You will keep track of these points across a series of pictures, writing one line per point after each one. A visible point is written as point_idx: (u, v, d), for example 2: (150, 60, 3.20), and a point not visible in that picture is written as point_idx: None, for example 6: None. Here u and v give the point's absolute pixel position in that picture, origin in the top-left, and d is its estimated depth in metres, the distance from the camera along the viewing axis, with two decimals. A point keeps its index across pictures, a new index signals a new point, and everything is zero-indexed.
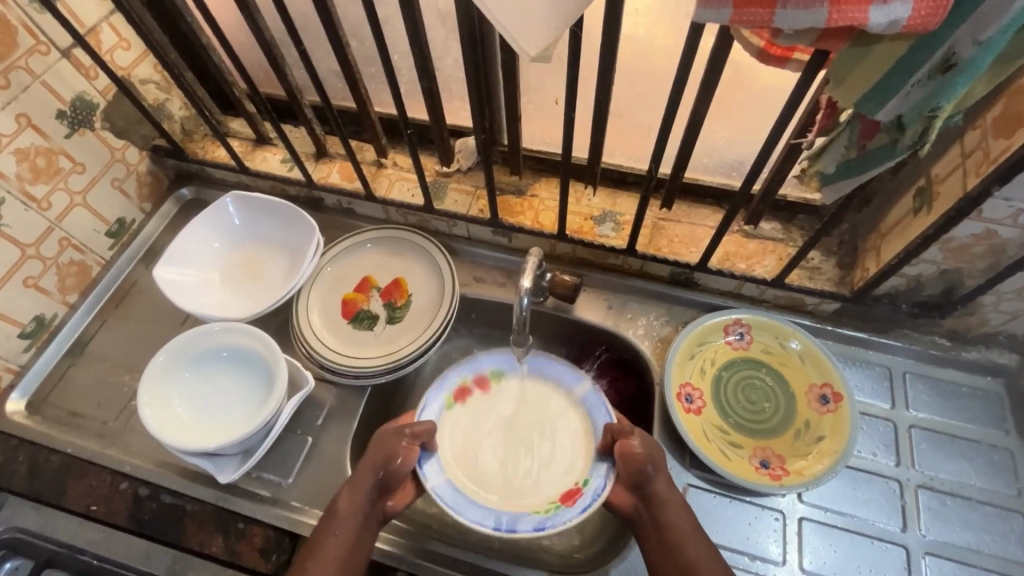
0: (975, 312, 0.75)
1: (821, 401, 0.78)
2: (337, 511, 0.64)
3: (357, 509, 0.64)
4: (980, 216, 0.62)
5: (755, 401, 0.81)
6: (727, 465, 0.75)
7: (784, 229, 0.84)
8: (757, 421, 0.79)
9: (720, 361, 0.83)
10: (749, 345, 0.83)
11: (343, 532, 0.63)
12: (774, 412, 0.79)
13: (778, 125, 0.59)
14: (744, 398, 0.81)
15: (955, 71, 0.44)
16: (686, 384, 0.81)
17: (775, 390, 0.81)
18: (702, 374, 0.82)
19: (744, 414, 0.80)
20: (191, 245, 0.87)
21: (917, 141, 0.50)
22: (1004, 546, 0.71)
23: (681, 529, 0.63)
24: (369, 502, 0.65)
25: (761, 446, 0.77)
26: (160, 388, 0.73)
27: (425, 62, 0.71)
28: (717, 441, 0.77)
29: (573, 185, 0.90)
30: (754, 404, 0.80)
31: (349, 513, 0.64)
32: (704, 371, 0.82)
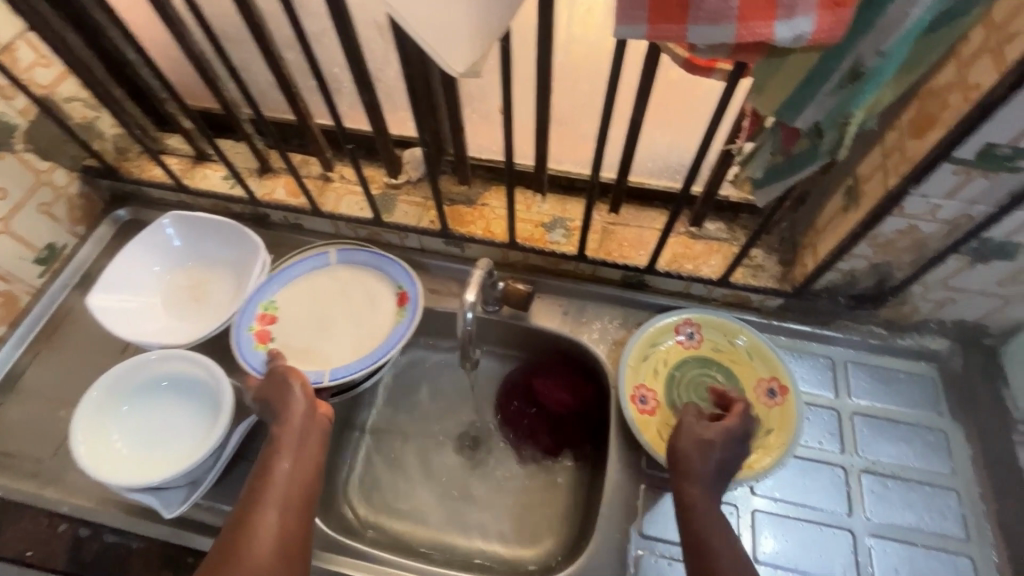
0: (906, 301, 0.79)
1: (768, 395, 0.80)
2: (284, 423, 0.65)
3: (299, 424, 0.66)
4: (902, 213, 0.65)
5: (707, 398, 0.82)
6: None
7: (728, 229, 0.86)
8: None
9: (673, 361, 0.84)
10: (699, 342, 0.85)
11: (292, 443, 0.64)
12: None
13: (709, 133, 0.60)
14: (696, 396, 0.82)
15: (863, 80, 0.45)
16: (640, 385, 0.82)
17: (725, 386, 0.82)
18: (656, 375, 0.83)
19: None
20: (126, 270, 0.83)
21: (835, 146, 0.52)
22: (942, 523, 0.74)
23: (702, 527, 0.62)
24: (306, 415, 0.66)
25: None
26: (98, 424, 0.69)
27: (361, 74, 0.70)
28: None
29: (522, 193, 0.90)
30: (706, 400, 0.82)
31: (293, 423, 0.65)
32: (657, 371, 0.83)
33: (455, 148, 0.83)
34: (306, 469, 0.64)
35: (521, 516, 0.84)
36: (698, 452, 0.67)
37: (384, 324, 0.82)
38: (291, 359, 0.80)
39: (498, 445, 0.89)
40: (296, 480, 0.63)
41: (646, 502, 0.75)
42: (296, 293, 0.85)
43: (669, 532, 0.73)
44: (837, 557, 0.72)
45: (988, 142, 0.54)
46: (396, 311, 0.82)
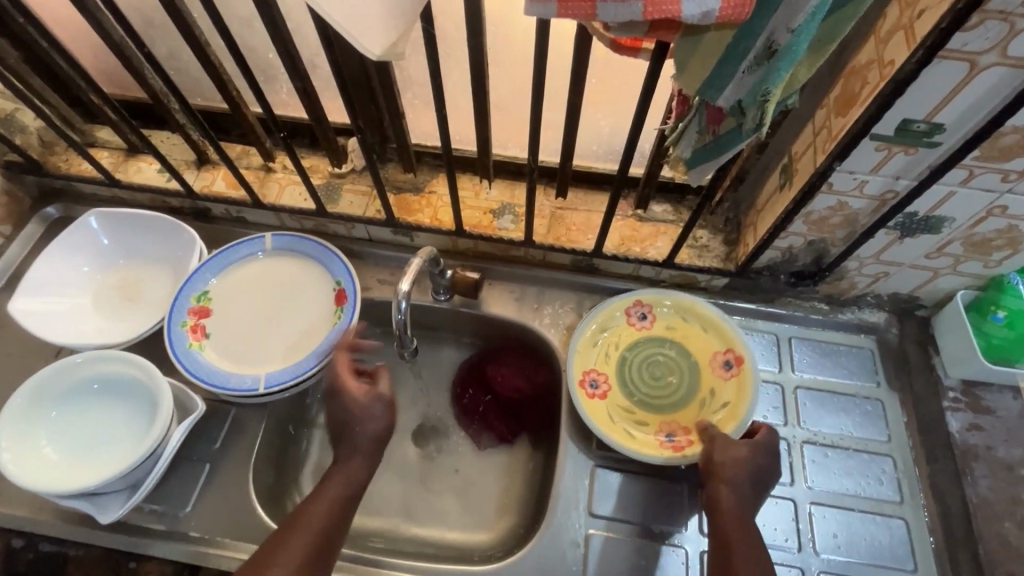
0: (843, 277, 0.81)
1: (723, 367, 0.82)
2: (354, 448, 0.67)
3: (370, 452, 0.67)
4: (832, 190, 0.66)
5: (660, 377, 0.83)
6: (633, 444, 0.77)
7: (674, 211, 0.87)
8: (664, 397, 0.82)
9: (626, 343, 0.85)
10: (651, 324, 0.86)
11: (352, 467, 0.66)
12: (678, 386, 0.82)
13: (640, 114, 0.60)
14: (649, 377, 0.83)
15: (777, 56, 0.46)
16: (592, 371, 0.82)
17: (677, 364, 0.84)
18: (609, 359, 0.84)
19: (649, 392, 0.82)
20: (54, 272, 0.81)
21: (759, 123, 0.52)
22: (878, 488, 0.77)
23: (731, 541, 0.64)
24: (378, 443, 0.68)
25: (668, 420, 0.80)
26: (22, 432, 0.66)
27: (290, 60, 0.68)
28: (624, 423, 0.80)
29: (469, 179, 0.89)
30: (659, 380, 0.83)
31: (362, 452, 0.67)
32: (610, 355, 0.84)
33: (397, 135, 0.81)
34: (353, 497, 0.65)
35: (477, 502, 0.84)
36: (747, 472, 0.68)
37: (322, 325, 0.81)
38: (231, 359, 0.79)
39: (453, 434, 0.89)
40: (341, 505, 0.64)
41: (597, 483, 0.76)
42: (233, 288, 0.83)
43: (619, 510, 0.75)
44: (781, 525, 0.75)
45: (905, 118, 0.56)
46: (334, 310, 0.82)
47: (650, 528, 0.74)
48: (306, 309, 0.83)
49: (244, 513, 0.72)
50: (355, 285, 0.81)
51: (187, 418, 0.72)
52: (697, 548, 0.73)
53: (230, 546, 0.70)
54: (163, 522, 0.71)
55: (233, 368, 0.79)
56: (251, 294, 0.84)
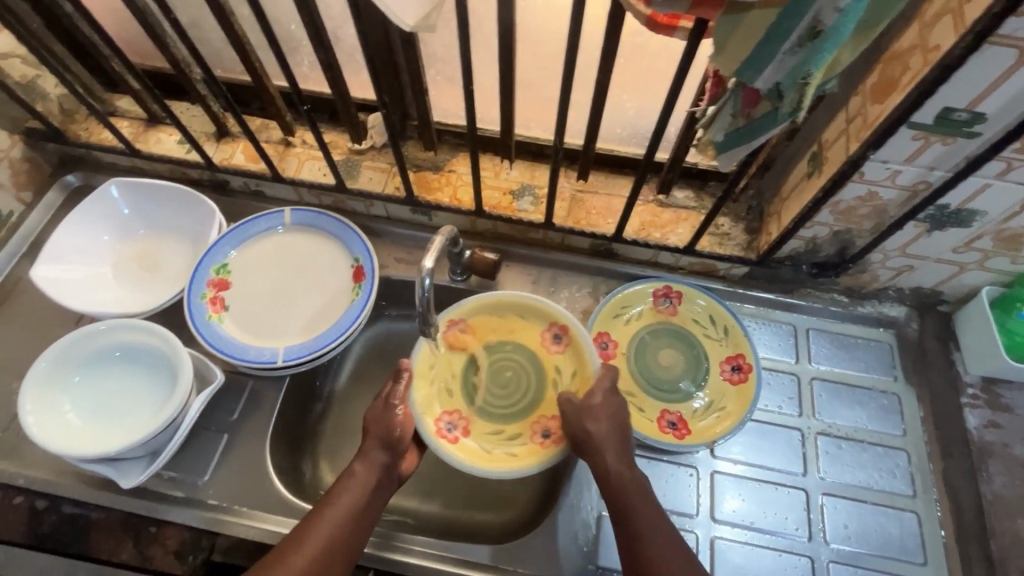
0: (867, 269, 0.80)
1: (552, 343, 0.80)
2: (351, 477, 0.66)
3: (371, 477, 0.66)
4: (862, 179, 0.65)
5: (506, 382, 0.81)
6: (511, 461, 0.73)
7: (696, 197, 0.86)
8: (513, 404, 0.79)
9: (454, 366, 0.80)
10: (455, 344, 0.81)
11: (355, 497, 0.64)
12: (524, 386, 0.80)
13: (672, 96, 0.59)
14: (494, 387, 0.80)
15: (821, 38, 0.45)
16: (450, 412, 0.78)
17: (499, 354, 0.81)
18: (453, 392, 0.79)
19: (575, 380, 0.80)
20: (75, 239, 0.82)
21: (796, 108, 0.51)
22: (891, 481, 0.77)
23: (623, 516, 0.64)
24: (386, 468, 0.67)
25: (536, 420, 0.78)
26: (45, 398, 0.67)
27: (316, 31, 0.67)
28: (499, 446, 0.76)
29: (490, 159, 0.88)
30: (506, 388, 0.80)
31: (361, 480, 0.66)
32: (449, 388, 0.79)
33: (419, 112, 0.80)
34: (360, 525, 0.63)
35: (488, 482, 0.85)
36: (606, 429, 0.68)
37: (339, 302, 0.82)
38: (249, 332, 0.80)
39: None
40: (348, 533, 0.62)
41: None
42: (251, 262, 0.84)
43: None
44: (792, 515, 0.75)
45: (946, 106, 0.54)
46: (352, 286, 0.82)
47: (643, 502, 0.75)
48: (324, 285, 0.83)
49: (262, 484, 0.73)
50: (374, 264, 0.81)
51: (206, 389, 0.73)
52: (707, 534, 0.74)
53: (248, 515, 0.71)
54: (182, 489, 0.72)
55: (252, 341, 0.79)
56: (268, 269, 0.84)
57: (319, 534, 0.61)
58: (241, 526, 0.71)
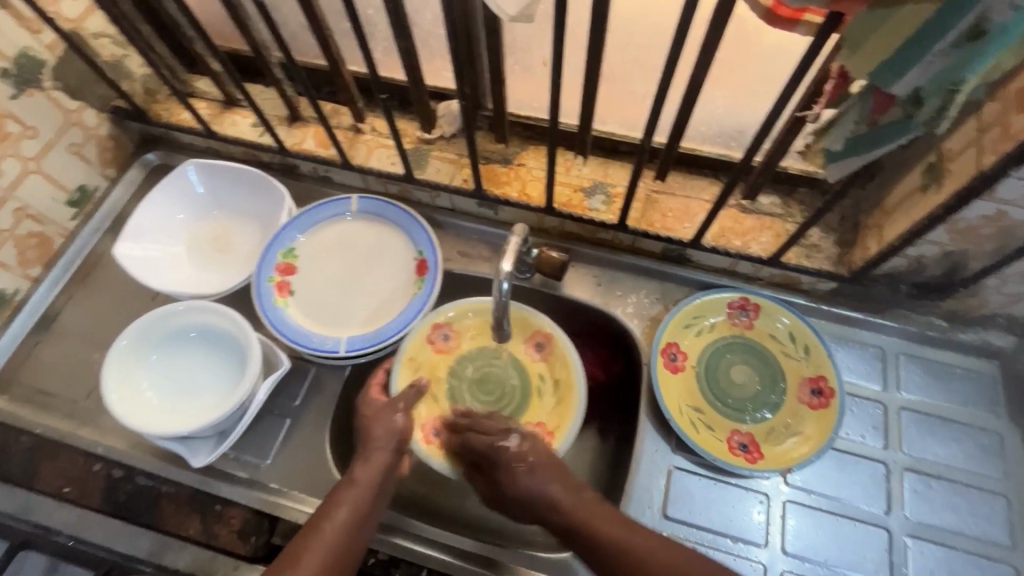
0: (976, 294, 0.72)
1: (535, 353, 0.80)
2: (354, 482, 0.64)
3: (374, 481, 0.64)
4: (993, 197, 0.58)
5: (489, 389, 0.80)
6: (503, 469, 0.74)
7: (783, 204, 0.79)
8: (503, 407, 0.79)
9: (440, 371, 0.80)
10: (444, 349, 0.81)
11: (355, 502, 0.62)
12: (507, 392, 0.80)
13: (781, 98, 0.54)
14: (479, 394, 0.80)
15: (984, 39, 0.39)
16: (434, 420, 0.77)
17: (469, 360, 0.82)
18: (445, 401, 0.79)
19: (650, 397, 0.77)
20: (153, 218, 0.84)
21: (935, 116, 0.45)
22: (987, 529, 0.70)
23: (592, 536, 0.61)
24: (387, 472, 0.66)
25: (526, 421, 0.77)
26: (123, 373, 0.69)
27: (398, 17, 0.65)
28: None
29: (562, 154, 0.85)
30: (490, 393, 0.80)
31: (363, 486, 0.64)
32: (436, 394, 0.80)
33: (494, 102, 0.77)
34: (363, 529, 0.61)
35: None
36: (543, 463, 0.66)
37: (400, 295, 0.81)
38: (313, 319, 0.80)
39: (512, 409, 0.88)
40: (352, 540, 0.60)
41: (673, 484, 0.73)
42: (317, 249, 0.84)
43: (695, 515, 0.71)
44: (870, 555, 0.70)
45: None
46: (414, 280, 0.81)
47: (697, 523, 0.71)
48: (386, 276, 0.83)
49: (322, 472, 0.74)
50: (438, 258, 0.79)
51: (272, 373, 0.74)
52: (775, 566, 0.69)
53: (306, 502, 0.72)
54: (246, 470, 0.73)
55: (316, 328, 0.79)
56: (332, 257, 0.84)
57: (320, 541, 0.58)
58: (299, 512, 0.71)
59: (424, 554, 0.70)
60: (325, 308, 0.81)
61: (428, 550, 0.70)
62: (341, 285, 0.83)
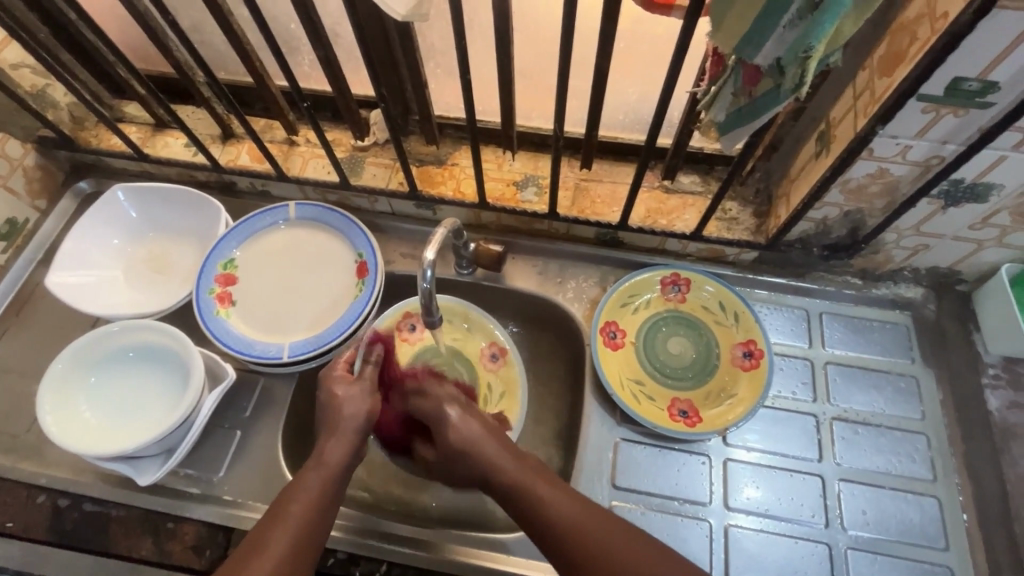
0: (880, 250, 0.78)
1: (490, 361, 0.86)
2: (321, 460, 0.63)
3: (342, 462, 0.63)
4: (872, 156, 0.63)
5: None
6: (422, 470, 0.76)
7: (702, 182, 0.84)
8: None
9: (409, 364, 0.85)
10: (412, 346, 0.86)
11: (322, 485, 0.61)
12: None
13: (672, 78, 0.59)
14: None
15: (821, 8, 0.43)
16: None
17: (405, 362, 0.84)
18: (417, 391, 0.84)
19: (594, 374, 0.80)
20: (85, 244, 0.83)
21: (798, 83, 0.50)
22: (911, 466, 0.76)
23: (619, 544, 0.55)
24: (353, 453, 0.65)
25: None
26: (62, 398, 0.69)
27: (314, 28, 0.67)
28: None
29: (492, 151, 0.88)
30: None
31: (331, 467, 0.62)
32: None
33: (420, 105, 0.80)
34: (326, 519, 0.59)
35: None
36: (475, 437, 0.65)
37: (343, 299, 0.82)
38: (257, 329, 0.81)
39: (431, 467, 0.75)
40: (319, 521, 0.58)
41: (621, 455, 0.76)
42: (257, 261, 0.84)
43: (642, 481, 0.74)
44: (807, 501, 0.74)
45: (956, 76, 0.53)
46: (356, 283, 0.82)
47: (643, 488, 0.74)
48: (328, 281, 0.84)
49: (276, 479, 0.74)
50: (377, 259, 0.81)
51: (217, 386, 0.74)
52: (721, 521, 0.73)
53: (261, 510, 0.72)
54: (198, 486, 0.73)
55: (261, 338, 0.80)
56: (271, 269, 0.84)
57: (287, 521, 0.57)
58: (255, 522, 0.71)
59: (380, 547, 0.71)
60: (267, 317, 0.82)
61: (384, 543, 0.71)
62: (274, 292, 0.83)
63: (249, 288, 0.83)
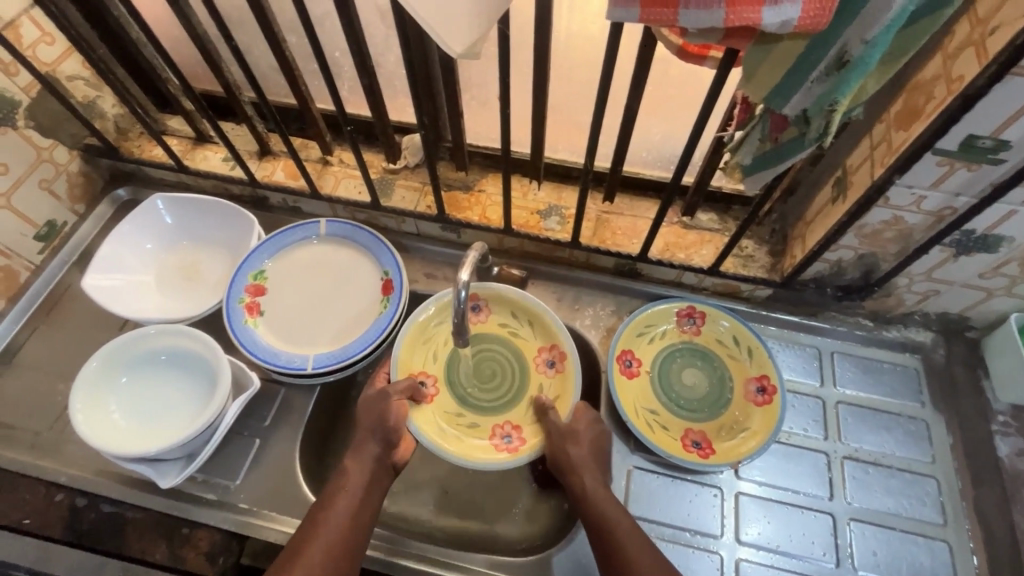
0: (892, 293, 0.81)
1: (546, 366, 0.83)
2: (347, 477, 0.69)
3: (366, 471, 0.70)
4: (887, 204, 0.66)
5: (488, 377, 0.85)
6: (456, 447, 0.78)
7: (720, 220, 0.87)
8: (500, 397, 0.83)
9: (451, 433, 0.79)
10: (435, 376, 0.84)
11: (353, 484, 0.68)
12: (509, 379, 0.84)
13: (702, 120, 0.62)
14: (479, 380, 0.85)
15: (848, 68, 0.47)
16: (502, 426, 0.81)
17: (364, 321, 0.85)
18: (459, 435, 0.80)
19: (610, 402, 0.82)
20: (121, 248, 0.86)
21: (822, 133, 0.53)
22: (921, 509, 0.76)
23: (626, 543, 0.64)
24: (376, 464, 0.70)
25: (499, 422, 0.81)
26: (94, 395, 0.71)
27: (362, 58, 0.70)
28: (457, 429, 0.80)
29: (518, 180, 0.91)
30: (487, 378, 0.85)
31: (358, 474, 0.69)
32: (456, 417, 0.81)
33: (454, 134, 0.84)
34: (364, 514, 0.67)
35: (511, 499, 0.84)
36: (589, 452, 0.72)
37: (367, 315, 0.84)
38: (282, 340, 0.83)
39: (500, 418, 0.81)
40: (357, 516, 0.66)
41: (634, 483, 0.77)
42: (283, 274, 0.87)
43: (654, 511, 0.75)
44: (817, 539, 0.74)
45: (970, 133, 0.56)
46: (381, 299, 0.84)
47: (654, 516, 0.75)
48: (354, 296, 0.86)
49: (293, 489, 0.75)
50: (402, 278, 0.83)
51: (241, 394, 0.75)
52: (732, 555, 0.73)
53: (276, 520, 0.73)
54: (215, 492, 0.74)
55: (286, 348, 0.82)
56: (295, 283, 0.87)
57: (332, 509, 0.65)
58: (269, 530, 0.72)
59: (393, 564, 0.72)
60: (291, 329, 0.84)
61: (397, 559, 0.72)
62: (301, 306, 0.86)
63: (280, 308, 0.85)
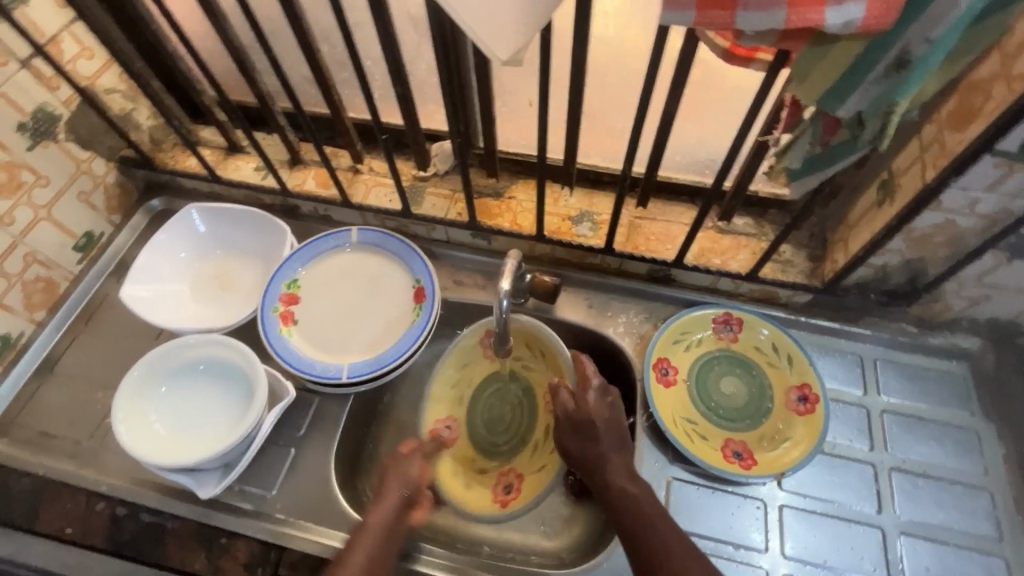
0: (939, 299, 0.78)
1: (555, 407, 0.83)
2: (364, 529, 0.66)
3: (385, 521, 0.67)
4: (939, 207, 0.64)
5: (501, 422, 0.86)
6: (460, 493, 0.79)
7: (756, 224, 0.86)
8: (512, 442, 0.85)
9: (460, 481, 0.80)
10: (454, 420, 0.85)
11: (371, 538, 0.65)
12: (521, 423, 0.85)
13: (747, 123, 0.61)
14: (496, 424, 0.86)
15: (908, 68, 0.45)
16: (507, 475, 0.81)
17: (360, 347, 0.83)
18: (468, 482, 0.81)
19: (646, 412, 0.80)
20: (157, 257, 0.87)
21: (877, 136, 0.52)
22: (974, 524, 0.73)
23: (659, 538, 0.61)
24: (398, 514, 0.69)
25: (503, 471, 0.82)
26: (135, 406, 0.72)
27: (396, 67, 0.70)
28: (466, 475, 0.81)
29: (550, 186, 0.90)
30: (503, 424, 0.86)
31: (376, 528, 0.66)
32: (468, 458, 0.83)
33: (486, 141, 0.84)
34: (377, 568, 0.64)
35: (546, 509, 0.83)
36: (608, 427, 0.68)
37: (399, 323, 0.84)
38: (317, 349, 0.83)
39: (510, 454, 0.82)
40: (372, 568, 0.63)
41: (673, 495, 0.75)
42: (316, 282, 0.87)
43: (694, 525, 0.73)
44: (865, 553, 0.72)
45: None
46: (413, 307, 0.84)
47: (694, 529, 0.73)
48: (386, 304, 0.86)
49: (328, 499, 0.75)
50: (434, 286, 0.83)
51: (278, 404, 0.75)
52: (776, 570, 0.71)
53: (313, 530, 0.73)
54: (251, 502, 0.74)
55: (320, 358, 0.82)
56: (327, 291, 0.87)
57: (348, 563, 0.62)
58: (305, 541, 0.72)
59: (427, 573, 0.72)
60: (326, 337, 0.84)
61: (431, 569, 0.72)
62: (333, 312, 0.86)
63: (312, 310, 0.85)
